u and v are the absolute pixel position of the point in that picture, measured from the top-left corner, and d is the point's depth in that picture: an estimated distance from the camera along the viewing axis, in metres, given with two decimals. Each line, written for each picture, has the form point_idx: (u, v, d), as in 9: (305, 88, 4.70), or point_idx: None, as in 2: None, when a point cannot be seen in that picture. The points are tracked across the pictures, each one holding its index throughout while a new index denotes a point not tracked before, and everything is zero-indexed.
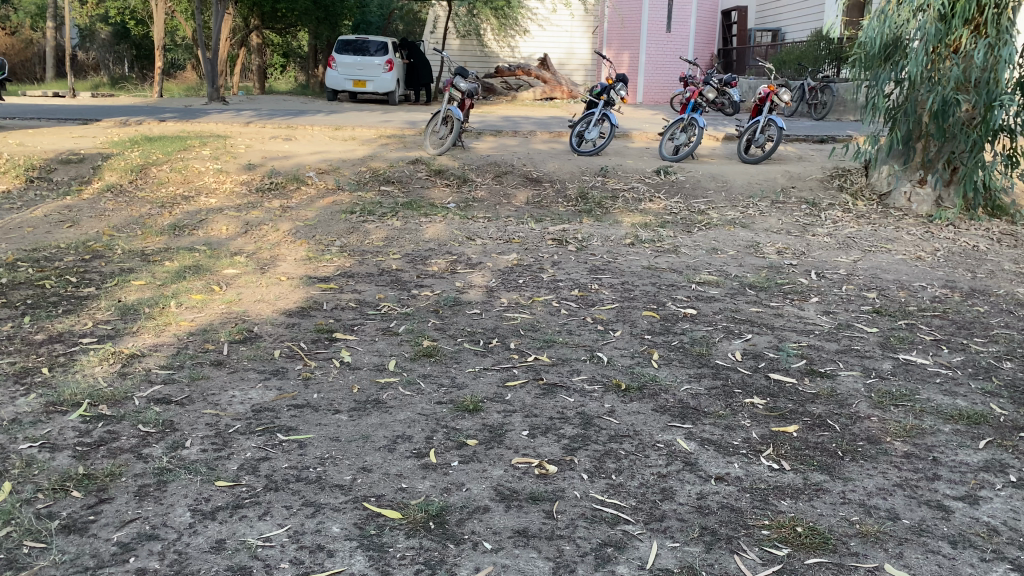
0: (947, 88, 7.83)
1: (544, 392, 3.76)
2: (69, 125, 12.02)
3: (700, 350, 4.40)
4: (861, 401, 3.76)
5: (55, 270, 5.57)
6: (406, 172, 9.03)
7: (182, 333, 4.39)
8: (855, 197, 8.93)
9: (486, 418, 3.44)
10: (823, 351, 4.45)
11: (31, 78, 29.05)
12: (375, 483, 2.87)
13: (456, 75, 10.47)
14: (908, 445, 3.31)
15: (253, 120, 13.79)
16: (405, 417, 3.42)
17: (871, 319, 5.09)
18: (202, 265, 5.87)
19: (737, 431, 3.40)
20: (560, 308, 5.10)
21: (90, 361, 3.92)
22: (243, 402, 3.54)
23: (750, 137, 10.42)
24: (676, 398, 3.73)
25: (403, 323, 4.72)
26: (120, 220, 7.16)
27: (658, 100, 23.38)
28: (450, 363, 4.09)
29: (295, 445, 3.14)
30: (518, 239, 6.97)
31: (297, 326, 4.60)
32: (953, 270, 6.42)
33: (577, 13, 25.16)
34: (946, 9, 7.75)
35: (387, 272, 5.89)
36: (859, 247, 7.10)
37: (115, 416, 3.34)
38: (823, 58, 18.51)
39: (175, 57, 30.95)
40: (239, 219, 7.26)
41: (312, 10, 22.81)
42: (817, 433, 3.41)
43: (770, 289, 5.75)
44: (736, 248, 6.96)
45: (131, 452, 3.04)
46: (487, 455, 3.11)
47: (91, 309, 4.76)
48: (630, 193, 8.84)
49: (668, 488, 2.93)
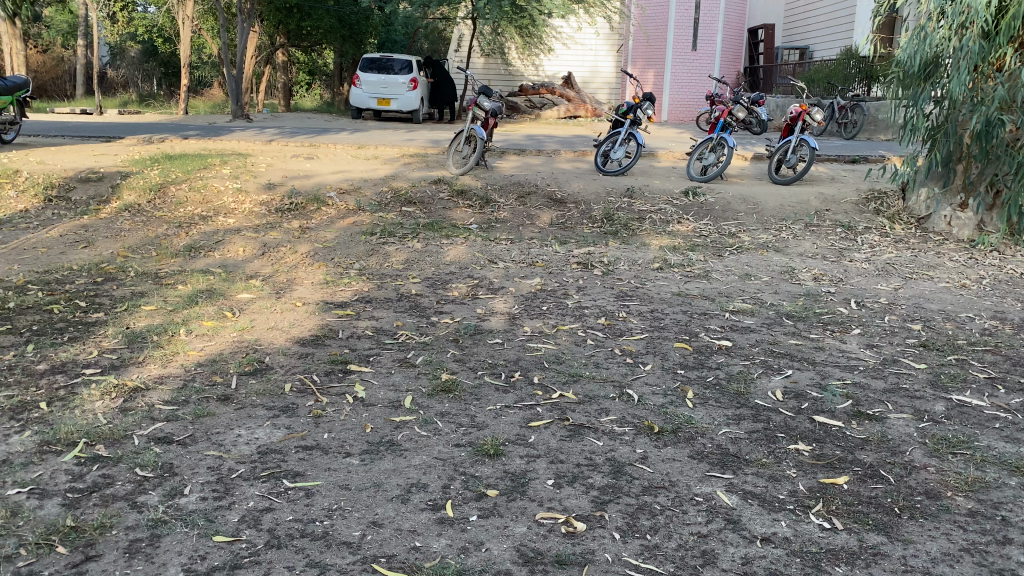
0: (991, 108, 7.39)
1: (570, 434, 3.50)
2: (93, 144, 11.96)
3: (738, 389, 4.11)
4: (915, 449, 3.45)
5: (65, 294, 5.41)
6: (428, 193, 8.83)
7: (189, 364, 4.19)
8: (891, 221, 8.65)
9: (508, 464, 3.19)
10: (870, 391, 4.14)
11: (61, 95, 29.42)
12: (386, 541, 2.63)
13: (480, 94, 10.25)
14: (972, 501, 3.01)
15: (275, 138, 13.67)
16: (421, 462, 3.18)
17: (918, 354, 4.78)
18: (216, 289, 5.68)
19: (783, 483, 3.12)
20: (586, 339, 4.85)
21: (91, 394, 3.72)
22: (249, 443, 3.31)
23: (781, 157, 10.13)
24: (713, 443, 3.45)
25: (421, 353, 4.48)
26: (136, 241, 7.01)
27: (683, 118, 23.16)
28: (470, 400, 3.84)
29: (301, 494, 2.91)
30: (542, 263, 6.73)
31: (310, 356, 4.38)
32: (1000, 299, 6.08)
33: (601, 32, 25.03)
34: (990, 26, 7.40)
35: (406, 297, 5.67)
36: (899, 274, 6.79)
37: (111, 458, 3.12)
38: (854, 76, 18.17)
39: (202, 75, 31.28)
40: (256, 240, 7.07)
41: (338, 28, 22.87)
42: (870, 486, 3.11)
43: (808, 319, 5.45)
44: (771, 274, 6.67)
45: (125, 500, 2.82)
46: (509, 509, 2.85)
47: (97, 336, 4.57)
48: (657, 214, 8.58)
49: (709, 551, 2.65)
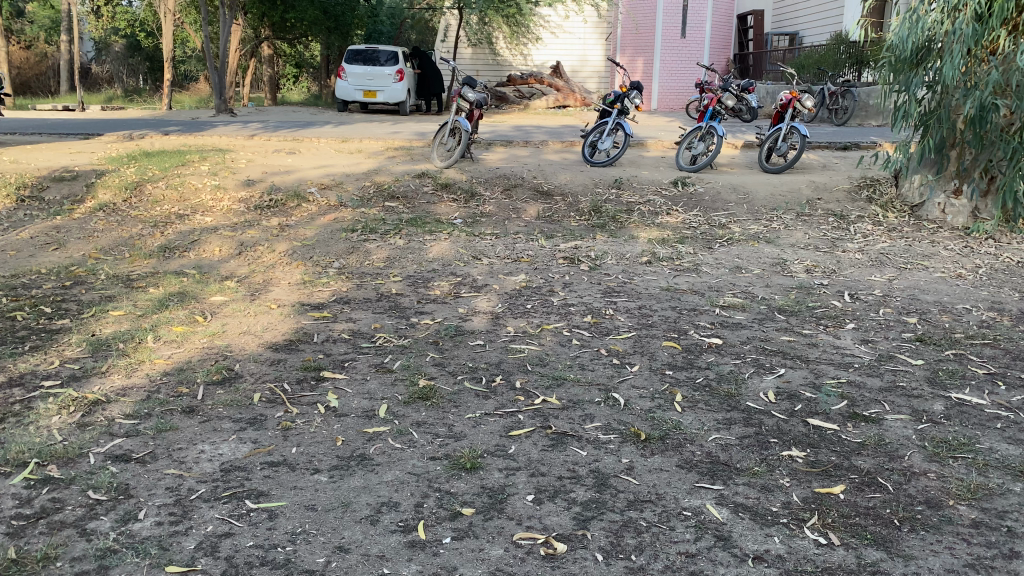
0: (985, 92, 7.20)
1: (552, 443, 3.32)
2: (69, 141, 11.69)
3: (729, 390, 3.94)
4: (914, 453, 3.29)
5: (30, 300, 5.20)
6: (411, 187, 8.63)
7: (155, 373, 3.99)
8: (885, 209, 8.52)
9: (485, 479, 3.01)
10: (866, 390, 3.97)
11: (45, 92, 28.90)
12: (352, 567, 2.46)
13: (464, 84, 10.04)
14: (976, 510, 2.84)
15: (257, 133, 13.44)
16: (393, 478, 3.00)
17: (915, 349, 4.61)
18: (188, 291, 5.48)
19: (775, 494, 2.95)
20: (571, 339, 4.67)
21: (47, 409, 3.52)
22: (211, 460, 3.13)
23: (772, 145, 9.95)
24: (703, 450, 3.28)
25: (399, 358, 4.29)
26: (109, 242, 6.80)
27: (673, 107, 23.03)
28: (448, 407, 3.66)
29: (264, 516, 2.73)
30: (528, 258, 6.56)
31: (282, 363, 4.19)
32: (997, 289, 5.93)
33: (589, 19, 24.76)
34: (984, 8, 7.17)
35: (386, 297, 5.49)
36: (893, 264, 6.63)
37: (63, 479, 2.94)
38: (844, 61, 18.04)
39: (188, 69, 30.86)
40: (233, 239, 6.86)
41: (323, 19, 22.57)
42: (868, 496, 2.95)
43: (801, 313, 5.28)
44: (762, 266, 6.50)
45: (74, 527, 2.63)
46: (485, 529, 2.68)
47: (60, 345, 4.37)
48: (646, 206, 8.41)
49: (698, 572, 2.49)
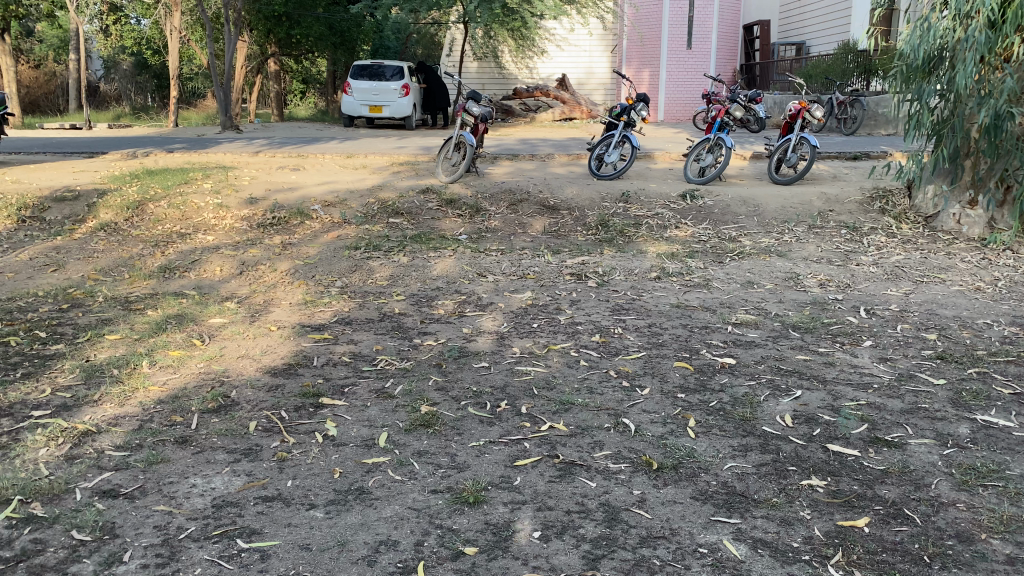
0: (999, 100, 7.01)
1: (560, 474, 3.17)
2: (74, 160, 11.64)
3: (745, 414, 3.78)
4: (941, 481, 3.13)
5: (25, 324, 5.08)
6: (416, 203, 8.51)
7: (148, 402, 3.86)
8: (898, 220, 8.35)
9: (489, 514, 2.86)
10: (886, 413, 3.80)
11: (54, 112, 29.02)
12: None
13: (469, 98, 9.88)
14: (1010, 545, 2.68)
15: (262, 150, 13.34)
16: (392, 514, 2.85)
17: (936, 368, 4.44)
18: (187, 313, 5.35)
19: (796, 528, 2.79)
20: (579, 360, 4.52)
21: (35, 441, 3.39)
22: (203, 495, 2.99)
23: (781, 156, 9.78)
24: (718, 480, 3.12)
25: (401, 382, 4.15)
26: (108, 262, 6.69)
27: (680, 118, 22.84)
28: (451, 435, 3.52)
29: (255, 557, 2.59)
30: (533, 275, 6.42)
31: (280, 389, 4.05)
32: (1017, 303, 5.76)
33: (595, 31, 24.69)
34: (997, 15, 7.06)
35: (388, 317, 5.36)
36: (909, 277, 6.48)
37: (46, 518, 2.80)
38: (852, 70, 17.90)
39: (195, 86, 30.94)
40: (235, 258, 6.74)
41: (327, 35, 22.39)
42: (894, 530, 2.78)
43: (816, 331, 5.11)
44: (774, 280, 6.34)
45: (54, 571, 2.50)
46: (490, 570, 2.53)
47: (53, 371, 4.25)
48: (654, 219, 8.26)
49: None
